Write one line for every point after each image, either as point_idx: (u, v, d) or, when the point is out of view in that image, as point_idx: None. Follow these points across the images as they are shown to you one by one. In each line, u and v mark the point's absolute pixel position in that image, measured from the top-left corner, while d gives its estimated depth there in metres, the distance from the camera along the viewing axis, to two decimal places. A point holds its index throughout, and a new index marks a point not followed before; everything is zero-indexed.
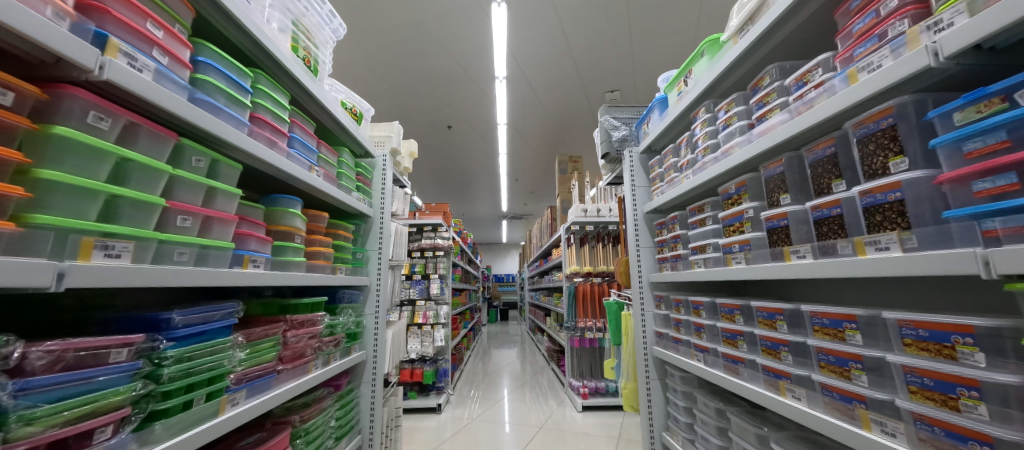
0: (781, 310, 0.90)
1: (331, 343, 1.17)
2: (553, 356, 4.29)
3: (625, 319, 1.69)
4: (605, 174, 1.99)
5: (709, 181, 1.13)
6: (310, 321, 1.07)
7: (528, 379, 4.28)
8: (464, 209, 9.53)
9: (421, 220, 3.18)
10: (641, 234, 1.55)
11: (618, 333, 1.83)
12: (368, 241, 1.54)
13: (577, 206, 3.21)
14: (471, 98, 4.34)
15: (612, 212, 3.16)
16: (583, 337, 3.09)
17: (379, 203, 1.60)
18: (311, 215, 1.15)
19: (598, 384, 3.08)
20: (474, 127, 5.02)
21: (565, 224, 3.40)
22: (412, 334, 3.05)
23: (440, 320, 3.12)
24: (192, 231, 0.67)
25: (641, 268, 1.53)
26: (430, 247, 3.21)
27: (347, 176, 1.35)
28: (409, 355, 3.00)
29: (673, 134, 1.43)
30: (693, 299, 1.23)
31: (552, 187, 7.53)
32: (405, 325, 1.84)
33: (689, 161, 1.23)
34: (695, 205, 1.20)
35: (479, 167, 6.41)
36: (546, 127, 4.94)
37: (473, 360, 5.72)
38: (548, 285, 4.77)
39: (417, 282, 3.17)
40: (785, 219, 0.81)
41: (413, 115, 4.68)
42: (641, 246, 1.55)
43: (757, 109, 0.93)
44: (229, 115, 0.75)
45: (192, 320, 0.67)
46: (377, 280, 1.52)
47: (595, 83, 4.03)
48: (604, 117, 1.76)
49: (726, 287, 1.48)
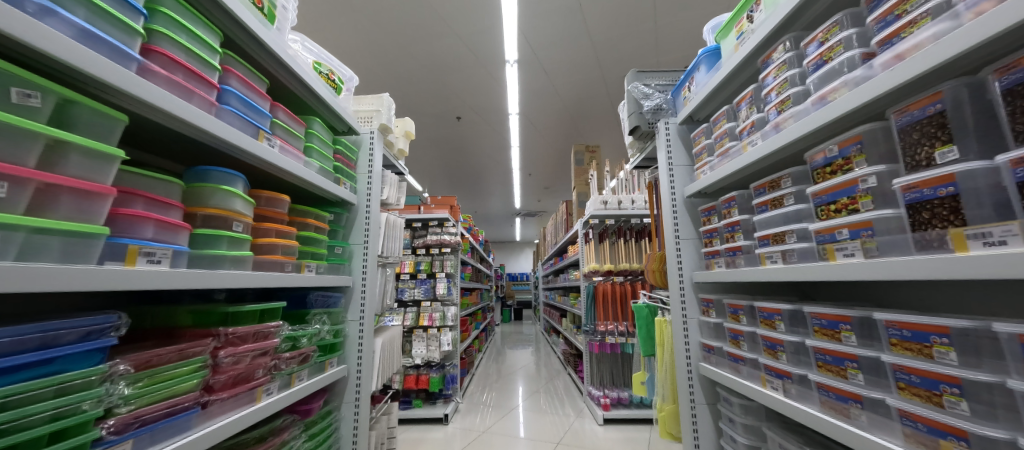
0: (942, 328, 0.52)
1: (294, 360, 0.94)
2: (570, 360, 3.99)
3: (659, 325, 1.39)
4: (632, 154, 1.69)
5: (789, 146, 0.81)
6: (256, 334, 0.82)
7: (544, 384, 4.00)
8: (476, 205, 9.30)
9: (427, 215, 2.94)
10: (681, 223, 1.25)
11: (650, 342, 1.53)
12: (351, 234, 1.30)
13: (596, 198, 2.92)
14: (480, 85, 4.09)
15: (636, 203, 2.85)
16: (604, 342, 2.80)
17: (364, 188, 1.35)
18: (268, 199, 0.91)
19: (621, 394, 2.78)
20: (484, 117, 4.76)
21: (582, 218, 3.10)
22: (417, 338, 2.82)
23: (447, 323, 2.89)
24: (17, 207, 0.42)
25: (682, 266, 1.22)
26: (436, 243, 2.97)
27: (319, 152, 1.10)
28: (413, 359, 2.79)
29: (725, 94, 1.11)
30: (762, 306, 0.91)
31: (567, 181, 7.19)
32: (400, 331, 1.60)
33: (754, 123, 0.90)
34: (764, 180, 0.88)
35: (491, 161, 6.16)
36: (561, 115, 4.63)
37: (486, 361, 5.49)
38: (565, 284, 4.47)
39: (422, 281, 2.94)
40: (953, 185, 0.49)
41: (420, 105, 4.47)
42: (681, 238, 1.24)
43: (881, 28, 0.61)
44: (96, 38, 0.50)
45: (11, 347, 0.42)
46: (361, 280, 1.28)
47: (614, 65, 3.69)
48: (632, 84, 1.42)
49: (794, 289, 1.16)
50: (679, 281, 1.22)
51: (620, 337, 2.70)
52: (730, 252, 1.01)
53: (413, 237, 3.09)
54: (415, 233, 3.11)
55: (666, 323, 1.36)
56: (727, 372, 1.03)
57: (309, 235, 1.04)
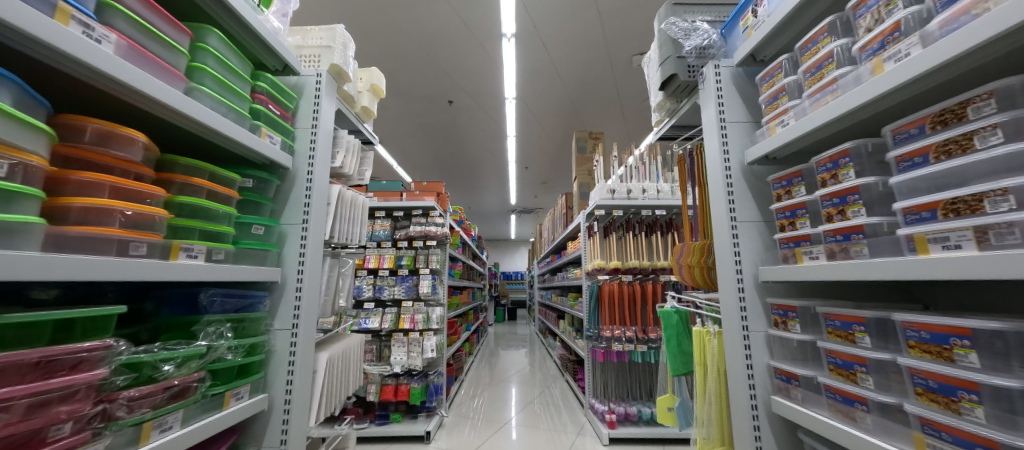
0: None
1: (141, 403, 0.57)
2: (568, 366, 3.66)
3: (702, 338, 1.05)
4: (660, 119, 1.34)
5: (990, 48, 0.46)
6: (43, 368, 0.45)
7: (540, 392, 3.66)
8: (470, 200, 8.91)
9: (409, 203, 2.56)
10: (739, 200, 0.91)
11: (682, 357, 1.20)
12: (284, 210, 0.94)
13: (602, 186, 2.58)
14: (474, 64, 3.72)
15: (646, 193, 2.54)
16: (609, 349, 2.47)
17: (306, 149, 0.98)
18: (100, 135, 0.55)
19: (629, 409, 2.44)
20: (478, 102, 4.40)
21: (585, 209, 2.78)
22: (397, 343, 2.47)
23: (431, 326, 2.53)
24: None
25: (741, 260, 0.88)
26: (420, 235, 2.60)
27: (219, 82, 0.74)
28: (392, 368, 2.42)
29: (819, 9, 0.77)
30: (912, 322, 0.55)
31: (566, 175, 6.83)
32: (360, 341, 1.25)
33: (901, 25, 0.56)
34: (921, 113, 0.53)
35: (485, 152, 5.81)
36: (561, 101, 4.28)
37: (478, 364, 5.13)
38: (563, 283, 4.14)
39: (403, 277, 2.58)
40: None
41: (409, 86, 4.10)
42: (738, 221, 0.90)
43: None
44: None
45: None
46: (297, 274, 0.92)
47: (621, 43, 3.35)
48: (668, 21, 1.07)
49: (899, 293, 0.83)
50: (737, 281, 0.88)
51: (629, 345, 2.37)
52: (834, 237, 0.67)
53: (394, 228, 2.71)
54: (396, 224, 2.73)
55: (711, 337, 1.02)
56: (828, 417, 0.67)
57: (194, 202, 0.68)
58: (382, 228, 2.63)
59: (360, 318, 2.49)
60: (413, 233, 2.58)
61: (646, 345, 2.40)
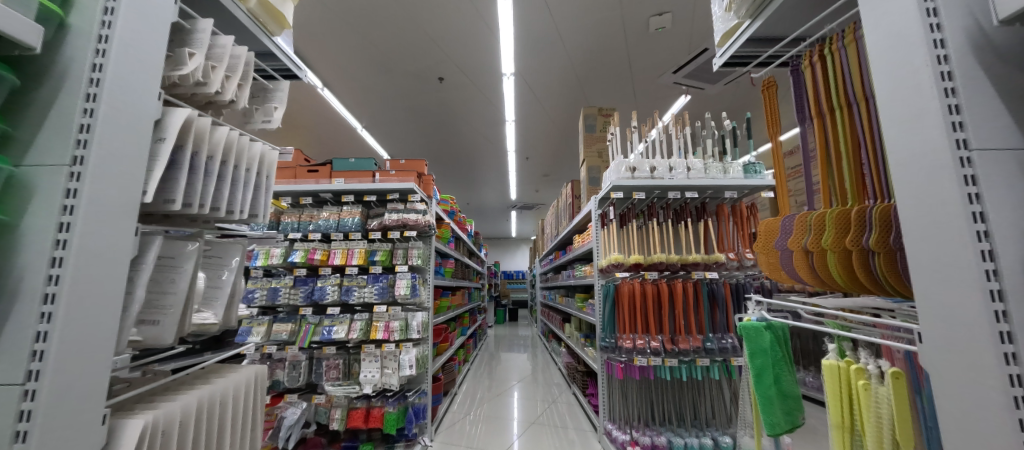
0: None
1: None
2: (576, 376, 3.19)
3: (844, 381, 0.58)
4: (738, 27, 0.88)
5: None
6: None
7: (544, 406, 3.19)
8: (468, 196, 8.43)
9: (383, 185, 2.07)
10: (974, 107, 0.43)
11: (783, 403, 0.72)
12: (37, 135, 0.47)
13: (620, 163, 2.10)
14: (466, 32, 3.22)
15: (675, 170, 2.07)
16: (631, 364, 1.99)
17: (93, 24, 0.50)
18: None
19: (656, 438, 1.94)
20: (472, 79, 3.90)
21: (598, 193, 2.29)
22: (368, 357, 1.99)
23: (411, 336, 2.05)
24: None
25: (995, 231, 0.40)
26: (398, 225, 2.12)
27: None
28: (362, 388, 1.95)
29: None
30: None
31: (569, 165, 6.36)
32: (249, 380, 0.78)
33: None
34: None
35: (482, 139, 5.34)
36: (566, 75, 3.79)
37: (476, 370, 4.67)
38: (569, 281, 3.66)
39: (375, 277, 2.08)
40: None
41: (393, 61, 3.61)
42: (971, 149, 0.42)
43: None
44: None
45: None
46: (52, 267, 0.44)
47: (637, 2, 2.84)
48: None
49: None
50: (987, 280, 0.40)
51: (656, 359, 1.89)
52: None
53: (366, 217, 2.21)
54: (368, 211, 2.24)
55: (869, 383, 0.55)
56: None
57: None
58: (351, 217, 2.13)
59: (324, 326, 2.02)
60: (388, 223, 2.09)
61: (677, 359, 1.92)
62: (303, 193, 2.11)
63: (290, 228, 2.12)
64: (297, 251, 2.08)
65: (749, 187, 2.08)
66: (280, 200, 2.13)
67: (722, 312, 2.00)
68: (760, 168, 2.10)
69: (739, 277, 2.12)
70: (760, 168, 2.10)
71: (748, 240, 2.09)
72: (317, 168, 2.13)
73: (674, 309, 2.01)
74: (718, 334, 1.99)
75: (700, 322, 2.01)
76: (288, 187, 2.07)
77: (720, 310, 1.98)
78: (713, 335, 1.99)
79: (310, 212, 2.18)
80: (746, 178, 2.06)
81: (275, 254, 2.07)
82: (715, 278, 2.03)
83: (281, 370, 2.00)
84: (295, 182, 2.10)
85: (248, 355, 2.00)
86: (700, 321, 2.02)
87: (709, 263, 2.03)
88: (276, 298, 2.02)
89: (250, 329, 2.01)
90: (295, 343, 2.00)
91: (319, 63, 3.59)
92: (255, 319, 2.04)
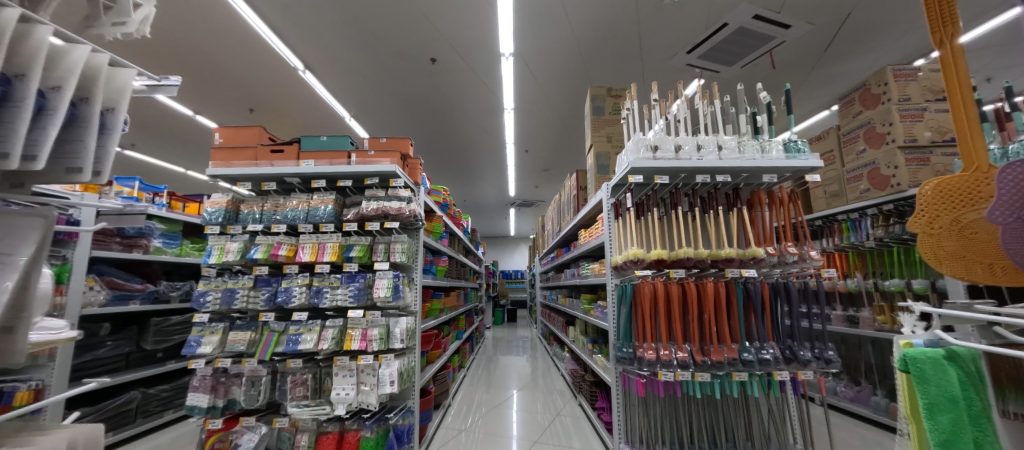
0: None
1: None
2: (583, 386, 2.87)
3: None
4: None
5: None
6: None
7: (548, 418, 2.87)
8: (465, 191, 8.11)
9: (359, 167, 1.74)
10: None
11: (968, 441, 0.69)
12: None
13: (639, 141, 1.79)
14: (459, 4, 2.88)
15: (703, 150, 1.76)
16: (654, 379, 1.68)
17: None
18: None
19: None
20: (467, 61, 3.57)
21: (613, 178, 1.97)
22: (341, 371, 1.67)
23: (392, 346, 1.72)
24: None
25: None
26: (377, 215, 1.78)
27: None
28: (334, 409, 1.63)
29: None
30: None
31: (570, 158, 6.05)
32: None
33: None
34: None
35: (478, 129, 5.02)
36: (570, 56, 3.47)
37: (472, 375, 4.36)
38: (574, 281, 3.36)
39: (350, 275, 1.75)
40: None
41: (380, 39, 3.27)
42: None
43: None
44: None
45: None
46: None
47: None
48: None
49: None
50: None
51: (685, 373, 1.58)
52: None
53: (341, 206, 1.88)
54: (344, 200, 1.90)
55: None
56: None
57: None
58: (322, 206, 1.79)
59: (288, 334, 1.69)
60: (365, 212, 1.76)
61: (709, 374, 1.61)
62: (265, 177, 1.78)
63: (251, 219, 1.79)
64: (258, 246, 1.75)
65: (791, 169, 1.77)
66: (238, 186, 1.80)
67: (761, 317, 1.70)
68: (802, 147, 1.80)
69: (779, 275, 1.81)
70: (803, 146, 1.79)
71: (791, 232, 1.77)
72: (282, 147, 1.79)
73: (704, 313, 1.70)
74: (756, 343, 1.68)
75: (734, 328, 1.70)
76: (246, 170, 1.74)
77: (759, 314, 1.67)
78: (751, 345, 1.68)
79: (275, 200, 1.85)
80: (789, 158, 1.74)
81: (231, 250, 1.73)
82: (752, 276, 1.73)
83: (237, 388, 1.67)
84: (255, 164, 1.76)
85: (197, 370, 1.68)
86: (734, 327, 1.72)
87: (745, 259, 1.72)
88: (231, 302, 1.69)
89: (200, 339, 1.67)
90: (255, 355, 1.68)
91: (299, 41, 3.26)
92: (206, 326, 1.71)
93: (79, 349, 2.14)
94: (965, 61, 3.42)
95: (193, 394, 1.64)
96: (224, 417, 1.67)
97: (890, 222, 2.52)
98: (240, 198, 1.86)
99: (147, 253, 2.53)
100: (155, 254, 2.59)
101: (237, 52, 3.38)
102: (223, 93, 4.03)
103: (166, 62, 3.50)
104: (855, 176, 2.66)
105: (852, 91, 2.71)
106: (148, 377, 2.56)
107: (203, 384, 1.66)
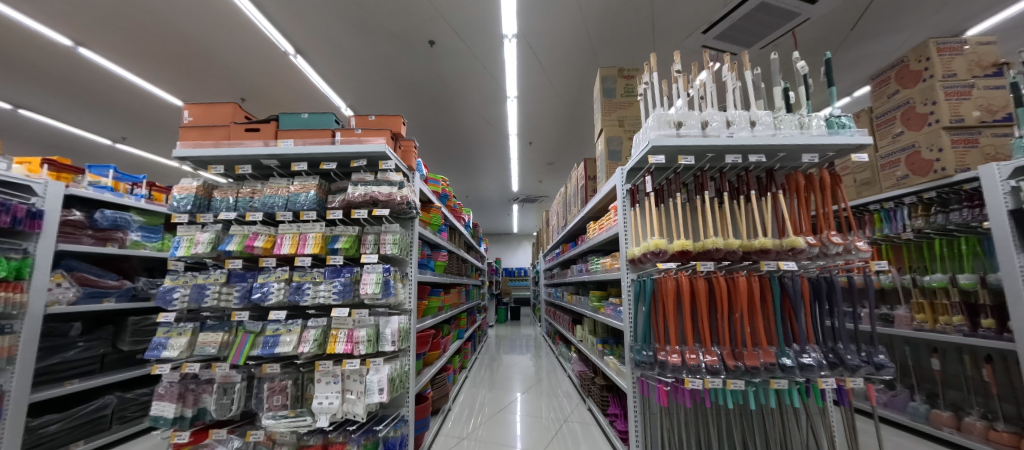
0: None
1: None
2: (592, 389, 2.68)
3: None
4: None
5: None
6: None
7: (555, 422, 2.68)
8: (466, 186, 7.91)
9: (344, 148, 1.54)
10: None
11: None
12: None
13: (661, 116, 1.58)
14: None
15: (733, 126, 1.55)
16: (680, 388, 1.47)
17: None
18: None
19: None
20: (468, 43, 3.36)
21: (629, 161, 1.76)
22: (324, 377, 1.48)
23: (382, 349, 1.53)
24: None
25: None
26: (365, 202, 1.59)
27: None
28: (315, 421, 1.43)
29: None
30: None
31: (575, 151, 5.85)
32: None
33: None
34: None
35: (480, 119, 4.81)
36: (578, 36, 3.25)
37: (473, 376, 4.17)
38: (582, 277, 3.16)
39: (335, 270, 1.56)
40: None
41: (374, 19, 3.06)
42: None
43: None
44: None
45: None
46: None
47: None
48: None
49: None
50: None
51: (716, 381, 1.38)
52: None
53: (326, 193, 1.68)
54: (329, 186, 1.71)
55: None
56: None
57: None
58: (304, 192, 1.59)
59: (265, 335, 1.50)
60: (351, 199, 1.57)
61: (743, 381, 1.40)
62: (238, 159, 1.58)
63: (224, 207, 1.60)
64: (233, 237, 1.57)
65: (836, 147, 1.55)
66: (209, 169, 1.61)
67: (800, 316, 1.49)
68: (848, 122, 1.57)
69: (819, 269, 1.60)
70: (848, 121, 1.57)
71: (834, 220, 1.56)
72: (257, 125, 1.59)
73: (734, 311, 1.51)
74: (796, 346, 1.48)
75: (770, 329, 1.50)
76: (216, 151, 1.54)
77: (798, 313, 1.47)
78: (790, 348, 1.47)
79: (252, 186, 1.65)
80: (833, 135, 1.52)
81: (201, 242, 1.54)
82: (790, 270, 1.52)
83: (208, 396, 1.49)
84: (226, 144, 1.56)
85: (163, 376, 1.49)
86: (768, 328, 1.52)
87: (782, 250, 1.51)
88: (201, 301, 1.50)
89: (166, 342, 1.48)
90: (227, 359, 1.50)
91: (288, 23, 3.06)
92: (173, 327, 1.52)
93: (45, 350, 1.97)
94: (1005, 39, 3.17)
95: (157, 403, 1.45)
96: (192, 429, 1.48)
97: (930, 212, 2.32)
98: (213, 184, 1.67)
99: (123, 247, 2.36)
100: (133, 249, 2.43)
101: (224, 36, 3.19)
102: (212, 81, 3.85)
103: (148, 46, 3.31)
104: (892, 161, 2.43)
105: (888, 69, 2.48)
106: (126, 380, 2.39)
107: (169, 391, 1.47)
